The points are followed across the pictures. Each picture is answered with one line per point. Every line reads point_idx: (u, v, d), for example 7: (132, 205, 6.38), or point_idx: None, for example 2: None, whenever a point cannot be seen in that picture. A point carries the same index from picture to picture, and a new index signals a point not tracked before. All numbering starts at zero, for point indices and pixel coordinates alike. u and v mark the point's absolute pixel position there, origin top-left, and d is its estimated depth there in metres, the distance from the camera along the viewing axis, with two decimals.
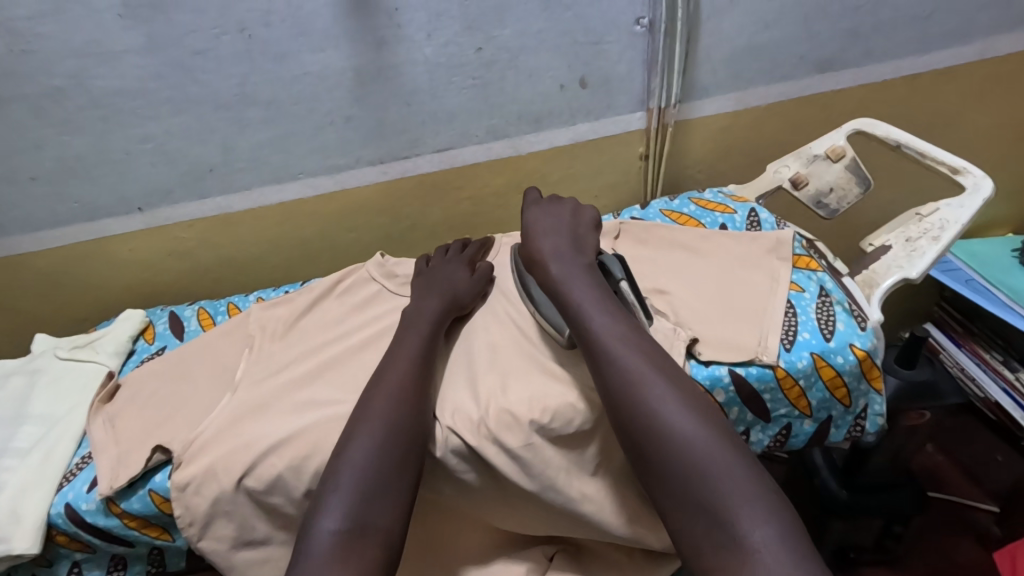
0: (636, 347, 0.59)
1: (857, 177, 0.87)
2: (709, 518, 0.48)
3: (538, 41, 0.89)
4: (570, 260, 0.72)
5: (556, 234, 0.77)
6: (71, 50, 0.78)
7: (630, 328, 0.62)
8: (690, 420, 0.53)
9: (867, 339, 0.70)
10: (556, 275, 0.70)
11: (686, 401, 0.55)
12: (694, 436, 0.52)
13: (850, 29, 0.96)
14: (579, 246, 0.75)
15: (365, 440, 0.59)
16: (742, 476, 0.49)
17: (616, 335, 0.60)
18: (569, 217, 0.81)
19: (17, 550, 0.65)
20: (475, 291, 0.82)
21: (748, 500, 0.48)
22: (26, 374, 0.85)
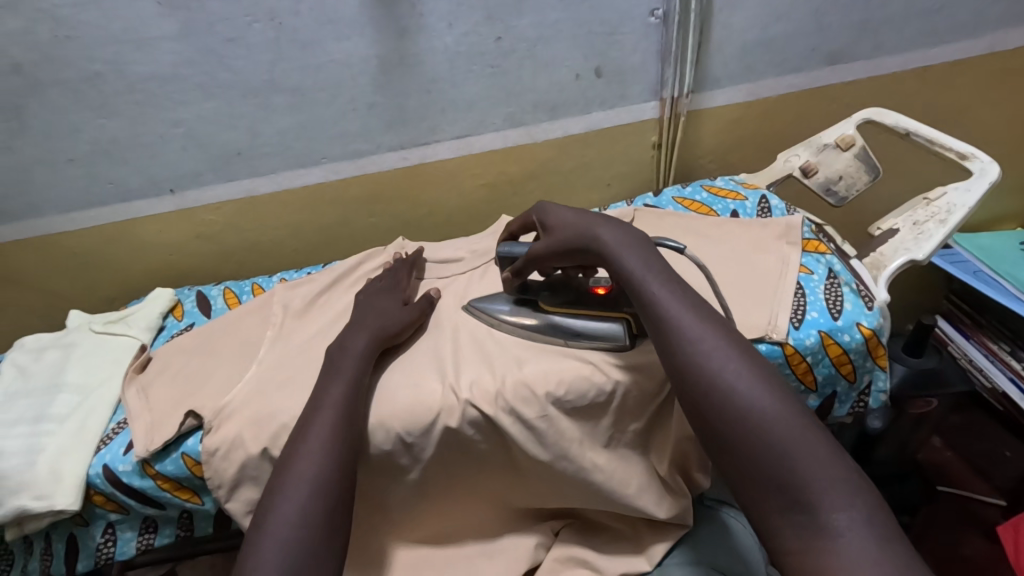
0: (705, 325, 0.55)
1: (866, 166, 0.89)
2: (785, 504, 0.45)
3: (555, 31, 0.92)
4: (621, 227, 0.66)
5: (597, 208, 0.70)
6: (111, 37, 0.82)
7: (689, 300, 0.57)
8: (768, 399, 0.49)
9: (873, 317, 0.72)
10: (609, 244, 0.64)
11: (762, 379, 0.50)
12: (774, 416, 0.48)
13: (859, 22, 0.98)
14: (621, 216, 0.69)
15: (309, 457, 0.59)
16: (829, 462, 0.45)
17: (680, 315, 0.56)
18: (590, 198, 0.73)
19: (58, 507, 0.68)
20: (410, 322, 0.78)
21: (829, 484, 0.44)
22: (60, 348, 0.89)
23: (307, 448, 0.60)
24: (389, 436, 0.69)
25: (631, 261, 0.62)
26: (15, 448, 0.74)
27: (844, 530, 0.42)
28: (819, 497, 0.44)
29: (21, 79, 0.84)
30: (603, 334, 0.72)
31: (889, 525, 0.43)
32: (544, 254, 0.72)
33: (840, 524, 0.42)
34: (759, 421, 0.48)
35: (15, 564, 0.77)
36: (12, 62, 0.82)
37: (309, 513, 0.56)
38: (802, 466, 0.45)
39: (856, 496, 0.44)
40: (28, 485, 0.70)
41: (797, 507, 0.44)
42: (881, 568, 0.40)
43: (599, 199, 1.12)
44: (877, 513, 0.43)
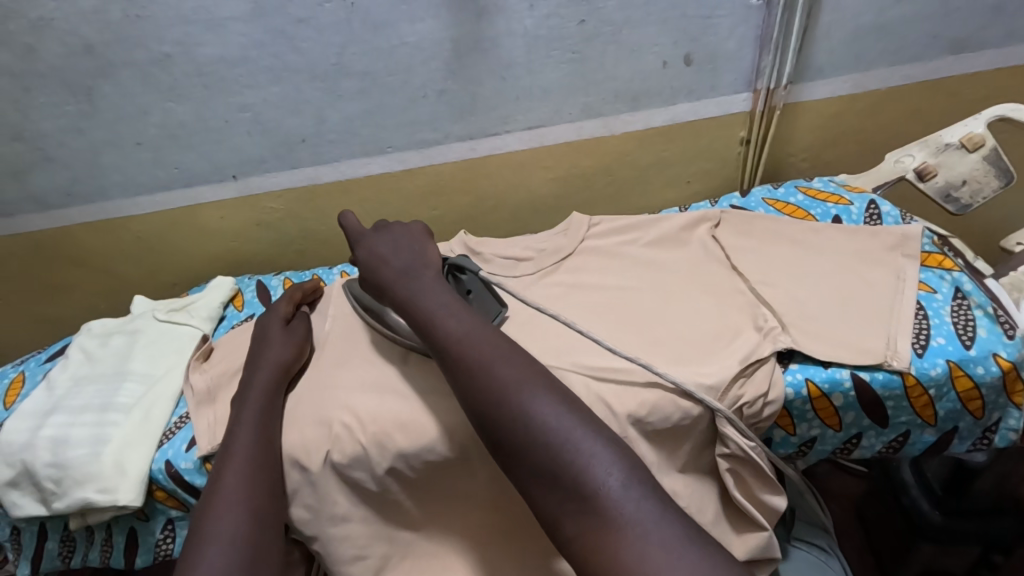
0: (492, 340, 0.54)
1: (997, 169, 0.78)
2: (562, 492, 0.45)
3: (643, 14, 0.84)
4: (419, 275, 0.63)
5: (392, 253, 0.68)
6: (181, 17, 0.79)
7: (467, 321, 0.56)
8: (543, 402, 0.48)
9: (1013, 349, 0.62)
10: (404, 298, 0.61)
11: (533, 375, 0.51)
12: (545, 415, 0.47)
13: (993, 5, 0.86)
14: (419, 255, 0.67)
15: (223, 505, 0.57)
16: (591, 440, 0.46)
17: (458, 334, 0.55)
18: (410, 230, 0.72)
19: (121, 502, 0.67)
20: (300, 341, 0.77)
21: (593, 458, 0.45)
22: (124, 333, 0.88)
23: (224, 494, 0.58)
24: (456, 445, 0.65)
25: (423, 288, 0.61)
26: (79, 437, 0.73)
27: (614, 499, 0.43)
28: (581, 472, 0.44)
29: (92, 60, 0.82)
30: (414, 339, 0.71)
31: (647, 481, 0.45)
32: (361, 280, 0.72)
33: (609, 497, 0.43)
34: (528, 417, 0.47)
35: (76, 551, 0.77)
36: (84, 43, 0.81)
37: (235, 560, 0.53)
38: (567, 449, 0.45)
39: (616, 464, 0.45)
40: (92, 477, 0.69)
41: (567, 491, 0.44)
42: (665, 538, 0.41)
43: (676, 197, 1.05)
44: (634, 474, 0.45)
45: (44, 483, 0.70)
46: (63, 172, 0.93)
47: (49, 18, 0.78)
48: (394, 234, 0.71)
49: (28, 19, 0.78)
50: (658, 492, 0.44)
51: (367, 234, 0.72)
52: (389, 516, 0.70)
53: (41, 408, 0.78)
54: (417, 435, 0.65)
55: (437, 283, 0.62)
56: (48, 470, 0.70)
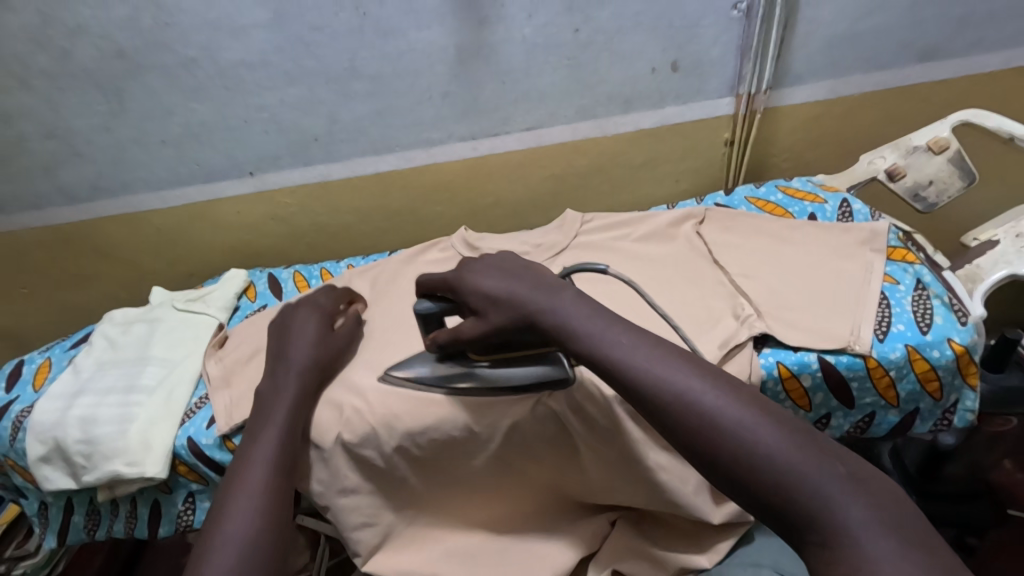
0: (673, 365, 0.44)
1: (961, 170, 0.84)
2: (815, 532, 0.37)
3: (636, 23, 0.90)
4: (558, 301, 0.50)
5: (503, 279, 0.54)
6: (205, 24, 0.85)
7: (658, 354, 0.45)
8: (767, 429, 0.39)
9: (966, 334, 0.68)
10: (568, 330, 0.49)
11: (744, 399, 0.41)
12: (773, 447, 0.39)
13: (962, 16, 0.92)
14: (527, 276, 0.54)
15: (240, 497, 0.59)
16: (826, 469, 0.38)
17: (648, 361, 0.45)
18: (504, 254, 0.58)
19: (148, 474, 0.73)
20: (340, 349, 0.79)
21: (831, 496, 0.37)
22: (146, 321, 0.94)
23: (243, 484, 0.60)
24: (458, 425, 0.70)
25: (571, 309, 0.49)
26: (107, 415, 0.79)
27: (861, 538, 0.36)
28: (830, 516, 0.37)
29: (121, 63, 0.88)
30: (539, 374, 0.65)
31: (912, 523, 0.36)
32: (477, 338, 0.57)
33: (852, 531, 0.36)
34: (752, 451, 0.39)
35: (101, 523, 0.82)
36: (117, 47, 0.86)
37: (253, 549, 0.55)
38: (801, 489, 0.37)
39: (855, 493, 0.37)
40: (121, 451, 0.74)
41: (813, 540, 0.37)
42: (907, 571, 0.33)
43: (666, 194, 1.10)
44: (885, 506, 0.36)
45: (76, 457, 0.76)
46: (91, 167, 0.99)
47: (84, 25, 0.84)
48: (488, 263, 0.56)
49: (63, 25, 0.84)
50: (908, 529, 0.36)
51: (462, 270, 0.58)
52: (395, 489, 0.75)
53: (70, 389, 0.84)
54: (423, 415, 0.70)
55: (583, 304, 0.50)
56: (79, 445, 0.76)
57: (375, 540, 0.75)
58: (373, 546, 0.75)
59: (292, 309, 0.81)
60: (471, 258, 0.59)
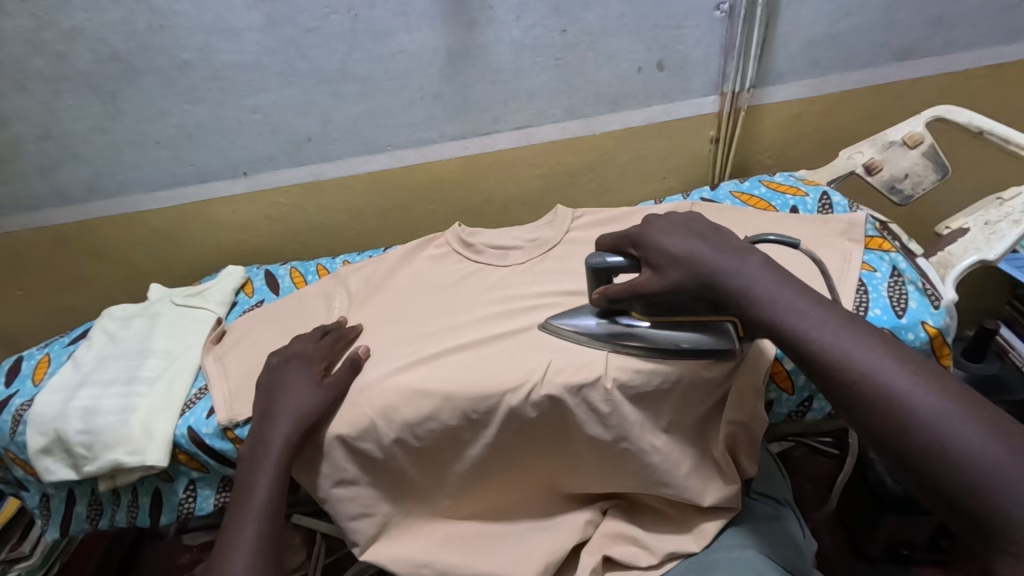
0: (869, 344, 0.47)
1: (935, 163, 0.87)
2: (996, 538, 0.39)
3: (620, 24, 0.93)
4: (739, 262, 0.54)
5: (685, 239, 0.58)
6: (201, 27, 0.88)
7: (857, 329, 0.49)
8: (972, 434, 0.41)
9: (939, 317, 0.71)
10: (741, 284, 0.53)
11: (942, 392, 0.44)
12: (983, 453, 0.40)
13: (932, 16, 0.96)
14: (716, 237, 0.58)
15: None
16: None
17: (835, 343, 0.48)
18: (688, 216, 0.61)
19: (149, 462, 0.74)
20: (328, 403, 0.74)
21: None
22: (145, 317, 0.95)
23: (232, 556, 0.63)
24: (455, 413, 0.72)
25: (757, 275, 0.53)
26: (109, 406, 0.80)
27: None
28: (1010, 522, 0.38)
29: (119, 65, 0.90)
30: (709, 342, 0.67)
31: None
32: (654, 294, 0.60)
33: None
34: (949, 452, 0.41)
35: (103, 513, 0.84)
36: (113, 50, 0.89)
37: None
38: (985, 488, 0.40)
39: None
40: (122, 441, 0.76)
41: (1003, 548, 0.39)
42: None
43: (655, 191, 1.13)
44: None
45: (77, 448, 0.77)
46: (88, 169, 1.01)
47: (82, 28, 0.86)
48: (673, 224, 0.60)
49: (62, 29, 0.86)
50: None
51: (645, 230, 0.62)
52: (392, 479, 0.77)
53: (71, 383, 0.85)
54: (418, 403, 0.72)
55: (766, 268, 0.54)
56: (81, 436, 0.77)
57: (373, 529, 0.76)
58: (372, 535, 0.76)
59: (287, 355, 0.79)
60: (655, 217, 0.63)
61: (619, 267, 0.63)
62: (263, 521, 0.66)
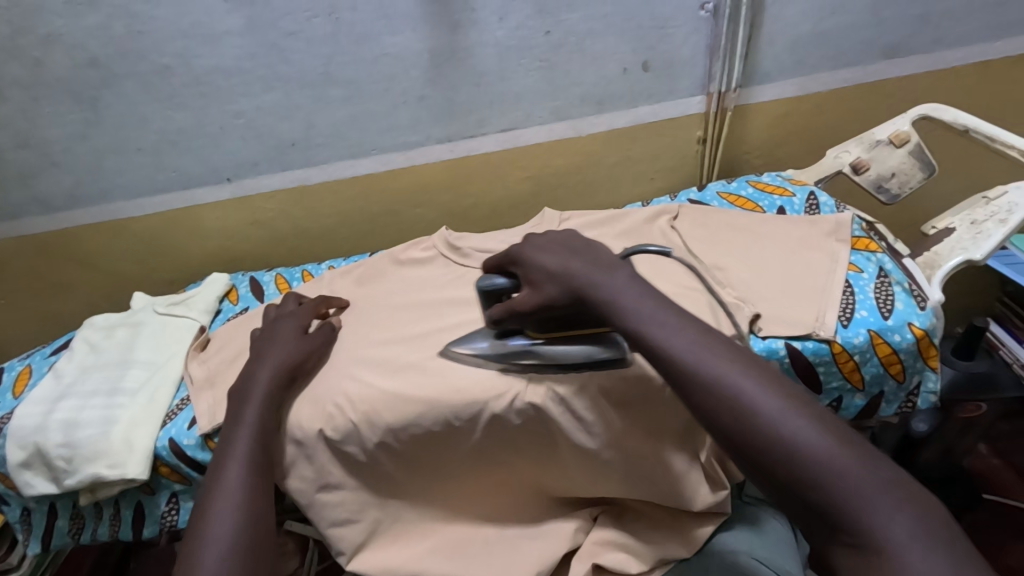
0: (713, 351, 0.47)
1: (921, 162, 0.87)
2: (836, 531, 0.39)
3: (604, 25, 0.93)
4: (612, 277, 0.54)
5: (561, 256, 0.59)
6: (180, 31, 0.86)
7: (700, 334, 0.48)
8: (806, 429, 0.41)
9: (926, 318, 0.71)
10: (606, 297, 0.53)
11: (788, 393, 0.44)
12: (816, 449, 0.40)
13: (918, 14, 0.96)
14: (585, 253, 0.58)
15: (217, 516, 0.57)
16: (866, 477, 0.39)
17: (691, 348, 0.47)
18: (566, 232, 0.62)
19: (130, 475, 0.73)
20: (311, 350, 0.78)
21: (865, 501, 0.38)
22: (128, 326, 0.94)
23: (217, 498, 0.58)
24: (439, 420, 0.71)
25: (621, 287, 0.53)
26: (88, 419, 0.79)
27: (899, 550, 0.37)
28: (859, 516, 0.38)
29: (97, 71, 0.89)
30: (598, 354, 0.68)
31: (943, 533, 0.38)
32: (532, 310, 0.61)
33: (883, 537, 0.37)
34: (790, 451, 0.41)
35: (85, 527, 0.83)
36: (90, 56, 0.87)
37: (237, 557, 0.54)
38: (834, 485, 0.39)
39: (894, 505, 0.38)
40: (103, 453, 0.75)
41: (846, 544, 0.39)
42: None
43: (643, 192, 1.13)
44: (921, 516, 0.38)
45: (57, 461, 0.76)
46: (68, 177, 0.99)
47: (58, 34, 0.85)
48: (551, 241, 0.61)
49: (38, 35, 0.85)
50: (946, 539, 0.37)
51: (523, 247, 0.63)
52: (377, 487, 0.76)
53: (51, 395, 0.84)
54: (402, 411, 0.71)
55: (632, 283, 0.53)
56: (60, 449, 0.76)
57: (359, 537, 0.75)
58: (357, 544, 0.75)
59: (271, 316, 0.83)
60: (535, 234, 0.64)
61: (501, 287, 0.65)
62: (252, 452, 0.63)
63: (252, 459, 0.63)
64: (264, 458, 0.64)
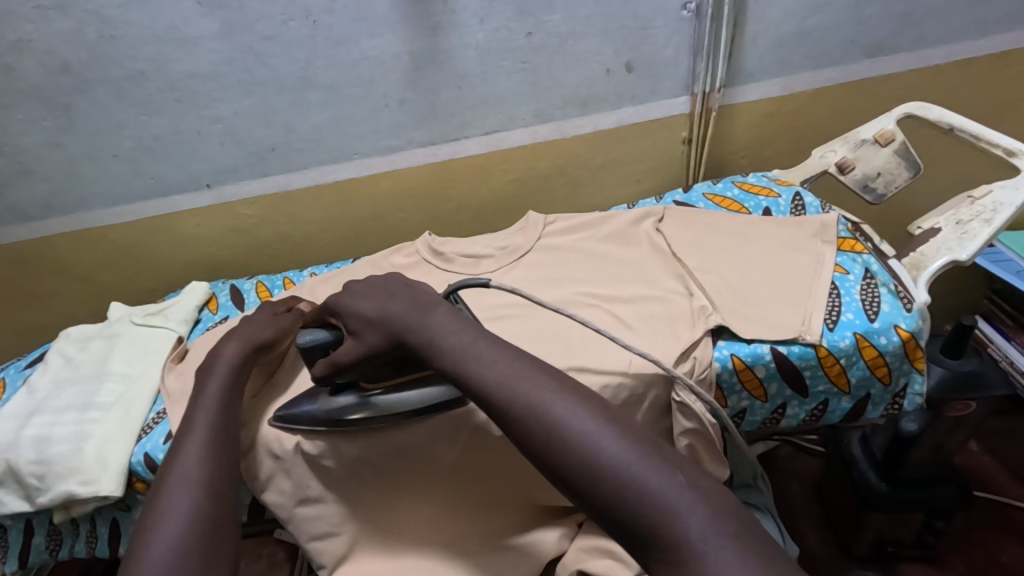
0: (538, 380, 0.47)
1: (907, 161, 0.86)
2: (642, 539, 0.40)
3: (587, 26, 0.91)
4: (430, 317, 0.54)
5: (379, 299, 0.59)
6: (153, 36, 0.84)
7: (522, 363, 0.49)
8: (610, 446, 0.42)
9: (912, 320, 0.70)
10: (424, 338, 0.53)
11: (598, 414, 0.44)
12: (618, 463, 0.41)
13: (902, 12, 0.95)
14: (405, 292, 0.58)
15: (181, 483, 0.54)
16: (674, 487, 0.40)
17: (507, 378, 0.47)
18: (387, 276, 0.62)
19: (103, 493, 0.71)
20: (281, 329, 0.78)
21: (671, 509, 0.39)
22: (104, 337, 0.92)
23: (178, 467, 0.55)
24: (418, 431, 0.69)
25: (441, 325, 0.53)
26: (62, 434, 0.77)
27: (702, 553, 0.37)
28: (662, 525, 0.39)
29: (69, 78, 0.87)
30: (437, 397, 0.68)
31: (740, 537, 0.38)
32: (357, 362, 0.61)
33: (690, 541, 0.38)
34: (598, 467, 0.41)
35: (63, 544, 0.81)
36: (61, 62, 0.85)
37: (198, 525, 0.51)
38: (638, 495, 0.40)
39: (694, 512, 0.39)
40: (75, 470, 0.73)
41: (657, 554, 0.39)
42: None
43: (630, 194, 1.11)
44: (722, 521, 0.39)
45: (28, 479, 0.74)
46: (43, 185, 0.97)
47: (28, 40, 0.83)
48: (375, 285, 0.61)
49: (7, 41, 0.83)
50: (749, 542, 0.38)
51: (342, 296, 0.63)
52: (360, 499, 0.74)
53: (24, 410, 0.82)
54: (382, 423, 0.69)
55: (458, 320, 0.53)
56: (32, 467, 0.74)
57: (341, 550, 0.73)
58: (339, 556, 0.73)
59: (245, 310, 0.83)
60: (353, 280, 0.64)
61: (322, 342, 0.63)
62: (219, 428, 0.62)
63: (216, 436, 0.61)
64: (230, 434, 0.62)
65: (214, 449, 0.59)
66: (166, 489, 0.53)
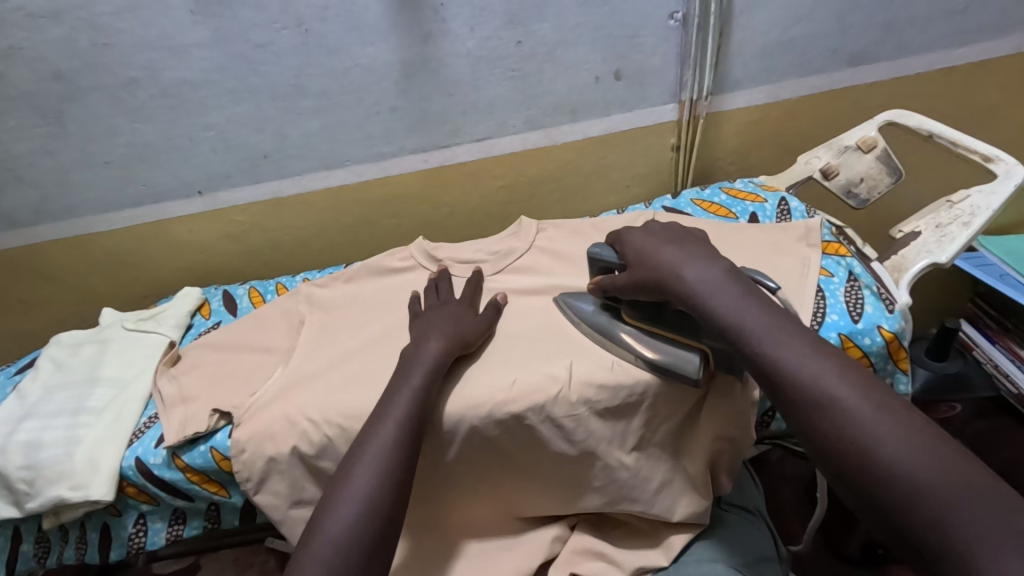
0: (831, 367, 0.48)
1: (888, 168, 0.88)
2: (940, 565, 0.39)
3: (576, 35, 0.93)
4: (705, 261, 0.58)
5: (661, 238, 0.64)
6: (146, 44, 0.85)
7: (820, 352, 0.50)
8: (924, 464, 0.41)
9: (894, 321, 0.71)
10: (693, 279, 0.57)
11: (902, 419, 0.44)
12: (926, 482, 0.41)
13: (883, 22, 0.97)
14: (687, 241, 0.63)
15: (352, 490, 0.57)
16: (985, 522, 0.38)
17: (757, 327, 0.52)
18: (667, 223, 0.68)
19: (94, 497, 0.71)
20: (484, 329, 0.76)
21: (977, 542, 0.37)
22: (95, 343, 0.92)
23: (358, 474, 0.58)
24: None
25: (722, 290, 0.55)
26: (52, 439, 0.77)
27: None
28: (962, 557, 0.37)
29: (61, 85, 0.87)
30: (673, 364, 0.66)
31: None
32: (627, 289, 0.65)
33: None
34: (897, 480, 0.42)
35: (51, 551, 0.80)
36: (53, 69, 0.86)
37: (355, 543, 0.54)
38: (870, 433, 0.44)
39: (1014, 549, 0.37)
40: (66, 475, 0.73)
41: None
42: None
43: (619, 200, 1.13)
44: None
45: (18, 484, 0.74)
46: (34, 192, 0.98)
47: (20, 47, 0.84)
48: (657, 227, 0.67)
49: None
50: None
51: (627, 231, 0.68)
52: None
53: (14, 415, 0.82)
54: None
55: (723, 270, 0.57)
56: (22, 472, 0.74)
57: None
58: None
59: (442, 296, 0.82)
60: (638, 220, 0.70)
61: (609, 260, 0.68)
62: (406, 425, 0.62)
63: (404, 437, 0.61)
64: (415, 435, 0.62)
65: (403, 431, 0.61)
66: (338, 493, 0.57)
